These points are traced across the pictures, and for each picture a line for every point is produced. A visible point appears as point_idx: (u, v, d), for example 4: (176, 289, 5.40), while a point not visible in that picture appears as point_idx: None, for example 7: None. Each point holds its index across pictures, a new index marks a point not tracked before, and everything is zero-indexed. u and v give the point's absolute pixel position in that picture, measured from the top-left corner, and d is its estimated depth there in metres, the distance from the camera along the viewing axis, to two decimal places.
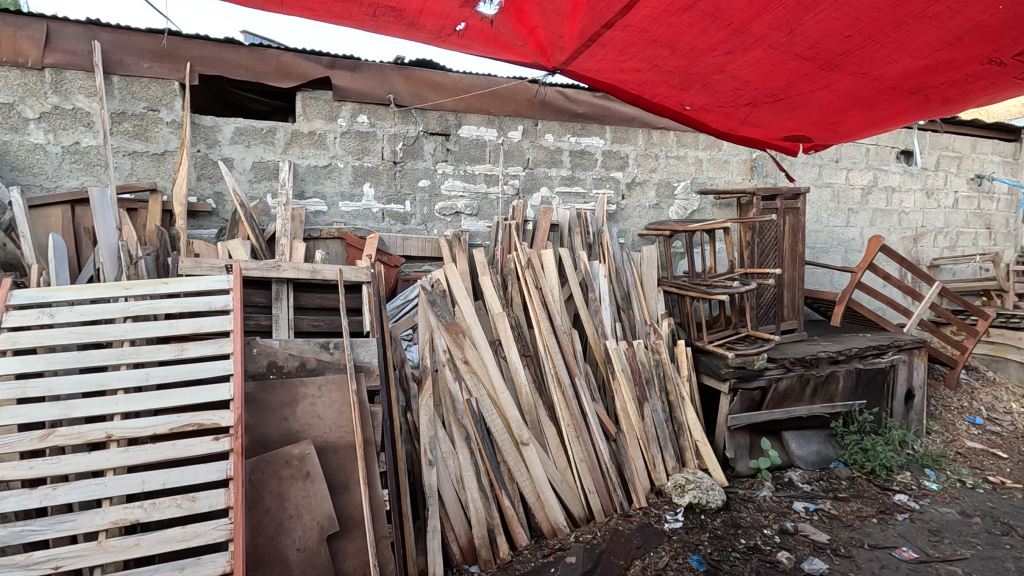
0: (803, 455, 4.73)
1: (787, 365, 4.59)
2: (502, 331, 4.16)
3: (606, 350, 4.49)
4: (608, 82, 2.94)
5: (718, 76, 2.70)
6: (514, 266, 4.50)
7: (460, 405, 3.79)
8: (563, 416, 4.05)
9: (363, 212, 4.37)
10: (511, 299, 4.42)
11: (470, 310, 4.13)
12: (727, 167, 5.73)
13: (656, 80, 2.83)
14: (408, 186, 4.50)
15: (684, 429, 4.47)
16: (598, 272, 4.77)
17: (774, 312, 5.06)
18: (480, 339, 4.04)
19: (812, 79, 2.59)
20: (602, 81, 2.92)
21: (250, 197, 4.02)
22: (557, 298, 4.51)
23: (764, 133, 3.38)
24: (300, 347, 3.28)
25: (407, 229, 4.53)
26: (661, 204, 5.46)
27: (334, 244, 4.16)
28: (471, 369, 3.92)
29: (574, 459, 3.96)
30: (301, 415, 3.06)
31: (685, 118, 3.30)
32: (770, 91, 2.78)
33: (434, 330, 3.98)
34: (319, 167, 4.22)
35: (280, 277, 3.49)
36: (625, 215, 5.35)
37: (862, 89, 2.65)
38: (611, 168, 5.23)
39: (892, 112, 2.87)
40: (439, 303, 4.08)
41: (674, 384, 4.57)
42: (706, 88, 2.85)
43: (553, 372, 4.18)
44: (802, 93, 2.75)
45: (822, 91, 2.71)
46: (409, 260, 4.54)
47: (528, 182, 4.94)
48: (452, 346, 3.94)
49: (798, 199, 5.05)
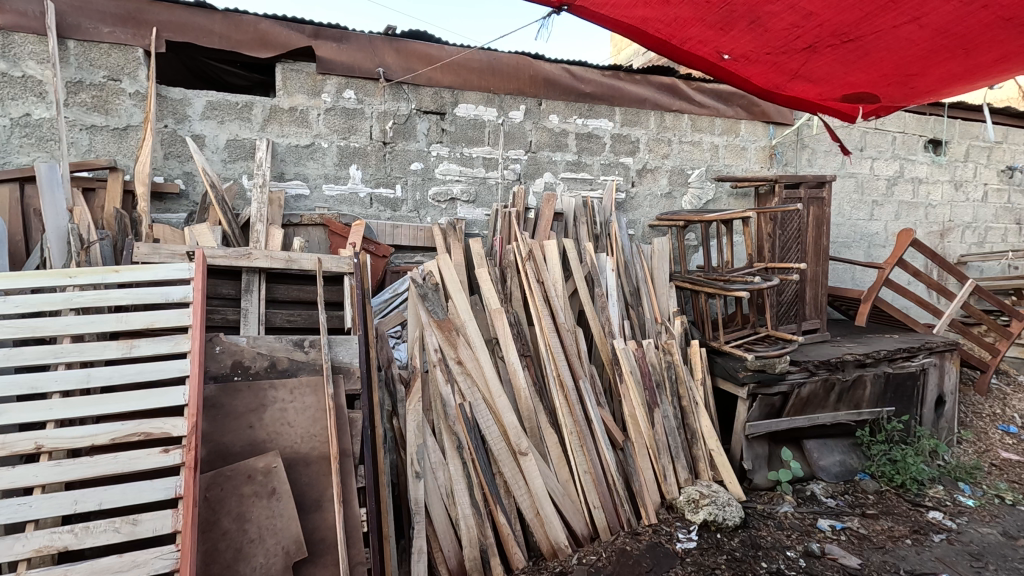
0: (826, 466, 4.35)
1: (811, 368, 4.19)
2: (500, 329, 3.79)
3: (613, 350, 4.13)
4: (639, 30, 2.61)
5: (772, 7, 2.38)
6: (513, 258, 4.13)
7: (451, 410, 3.44)
8: (566, 423, 3.69)
9: (349, 197, 3.99)
10: (510, 293, 4.06)
11: (465, 305, 3.77)
12: (744, 154, 5.32)
13: (691, 19, 2.50)
14: (398, 169, 4.12)
15: (697, 437, 4.11)
16: (605, 265, 4.40)
17: (795, 311, 4.67)
18: (476, 337, 3.69)
19: (903, 4, 2.28)
20: (631, 28, 2.59)
21: (223, 178, 3.65)
22: (560, 293, 4.14)
23: (817, 89, 3.10)
24: (270, 345, 2.93)
25: (397, 216, 4.15)
26: (673, 193, 5.07)
27: (316, 231, 3.80)
28: (465, 370, 3.57)
29: (578, 471, 3.60)
30: (268, 423, 2.70)
31: (728, 72, 3.01)
32: (838, 27, 2.49)
33: (425, 327, 3.63)
34: (301, 147, 3.84)
35: (250, 266, 3.12)
36: (635, 204, 4.95)
37: (960, 20, 2.34)
38: (620, 153, 4.84)
39: (983, 56, 2.59)
40: (431, 298, 3.72)
41: (687, 388, 4.21)
42: (753, 25, 2.53)
43: (555, 374, 3.81)
44: (882, 26, 2.44)
45: (908, 24, 2.40)
46: (398, 250, 4.16)
47: (529, 166, 4.53)
48: (444, 345, 3.59)
49: (824, 187, 4.64)
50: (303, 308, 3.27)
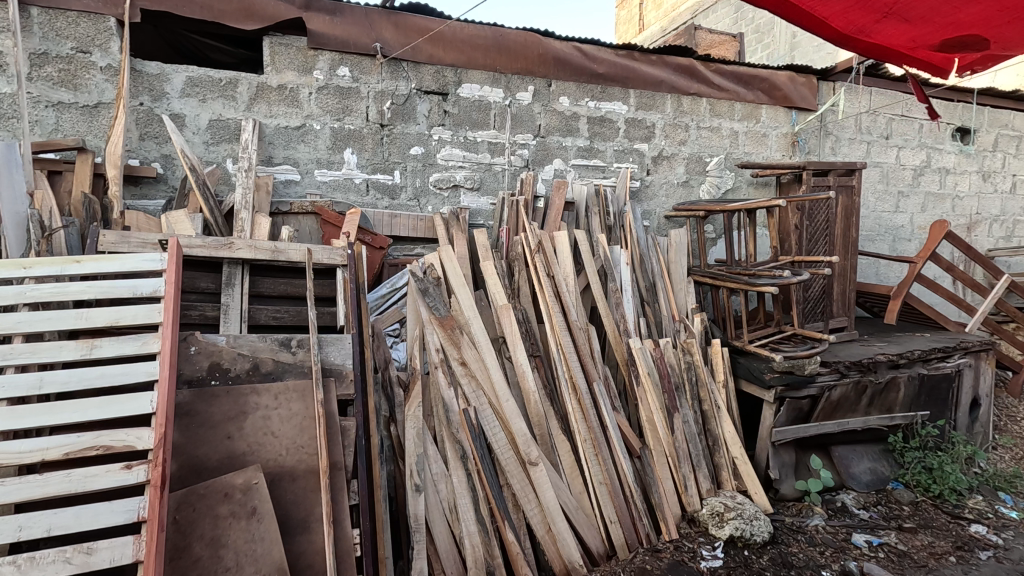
0: (856, 474, 4.05)
1: (842, 370, 3.89)
2: (508, 327, 3.49)
3: (629, 350, 3.84)
4: None
5: None
6: (521, 250, 3.82)
7: (455, 417, 3.14)
8: (580, 430, 3.39)
9: (344, 183, 3.68)
10: (518, 288, 3.76)
11: (470, 301, 3.47)
12: (765, 141, 5.00)
13: None
14: (397, 154, 3.80)
15: (719, 444, 3.81)
16: (620, 258, 4.13)
17: (822, 308, 4.36)
18: (482, 335, 3.38)
19: None
20: None
21: (205, 161, 3.34)
22: (572, 288, 3.84)
23: (908, 28, 3.00)
24: (253, 345, 2.62)
25: (396, 204, 3.83)
26: (691, 181, 4.75)
27: (308, 220, 3.49)
28: (470, 372, 3.27)
29: (593, 483, 3.30)
30: (249, 432, 2.40)
31: (815, 16, 2.93)
32: None
33: (427, 326, 3.34)
34: (291, 128, 3.52)
35: (232, 257, 2.81)
36: (650, 193, 4.63)
37: None
38: (634, 139, 4.52)
39: None
40: (432, 294, 3.42)
41: (708, 392, 3.90)
42: None
43: (567, 376, 3.51)
44: None
45: None
46: (396, 242, 3.85)
47: (538, 151, 4.21)
48: (447, 344, 3.29)
49: (854, 175, 4.30)
50: (291, 304, 2.96)
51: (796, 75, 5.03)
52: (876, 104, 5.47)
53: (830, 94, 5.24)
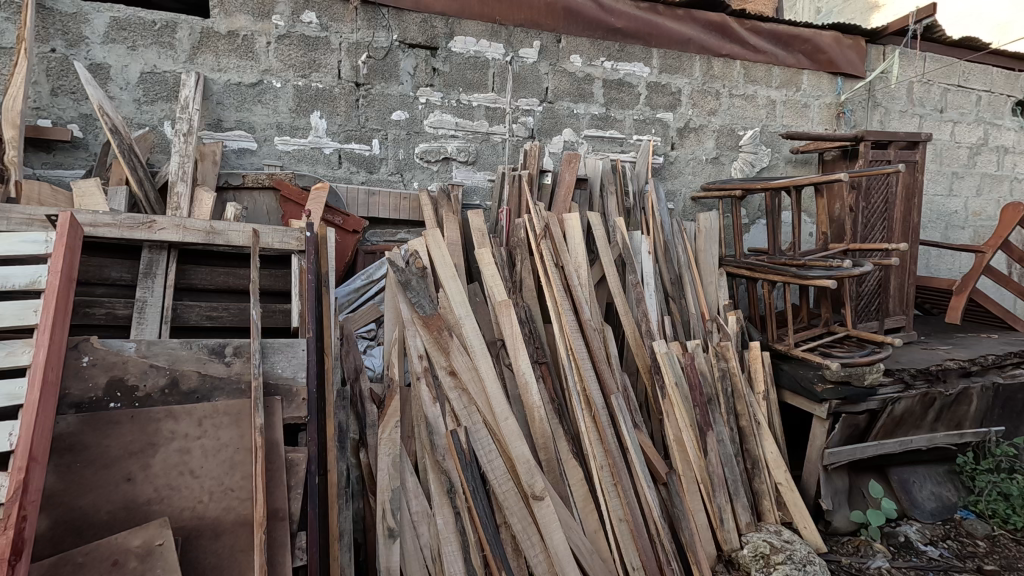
0: (919, 502, 3.42)
1: (907, 379, 3.27)
2: (508, 329, 2.88)
3: (652, 355, 3.24)
4: None
5: None
6: (524, 236, 3.19)
7: (441, 441, 2.54)
8: (594, 455, 2.78)
9: (310, 153, 3.05)
10: (520, 281, 3.14)
11: (462, 297, 2.85)
12: (806, 113, 4.34)
13: None
14: (376, 119, 3.17)
15: (760, 467, 3.20)
16: (641, 245, 3.53)
17: (877, 305, 3.72)
18: (478, 338, 2.76)
19: None
20: None
21: (136, 124, 2.72)
22: (585, 281, 3.22)
23: None
24: (173, 354, 2.01)
25: (374, 180, 3.20)
26: (721, 157, 4.10)
27: (264, 197, 2.88)
28: (461, 386, 2.66)
29: (611, 520, 2.69)
30: (159, 473, 1.80)
31: None
32: None
33: (409, 327, 2.75)
34: (244, 86, 2.89)
35: (153, 240, 2.19)
36: (676, 170, 3.98)
37: None
38: (657, 107, 3.87)
39: None
40: (415, 288, 2.80)
41: (747, 405, 3.28)
42: None
43: (580, 388, 2.89)
44: None
45: None
46: (373, 225, 3.21)
47: (545, 119, 3.56)
48: (433, 350, 2.70)
49: (918, 148, 3.68)
50: (232, 301, 2.36)
51: (842, 36, 4.35)
52: (930, 73, 4.79)
53: (879, 60, 4.56)
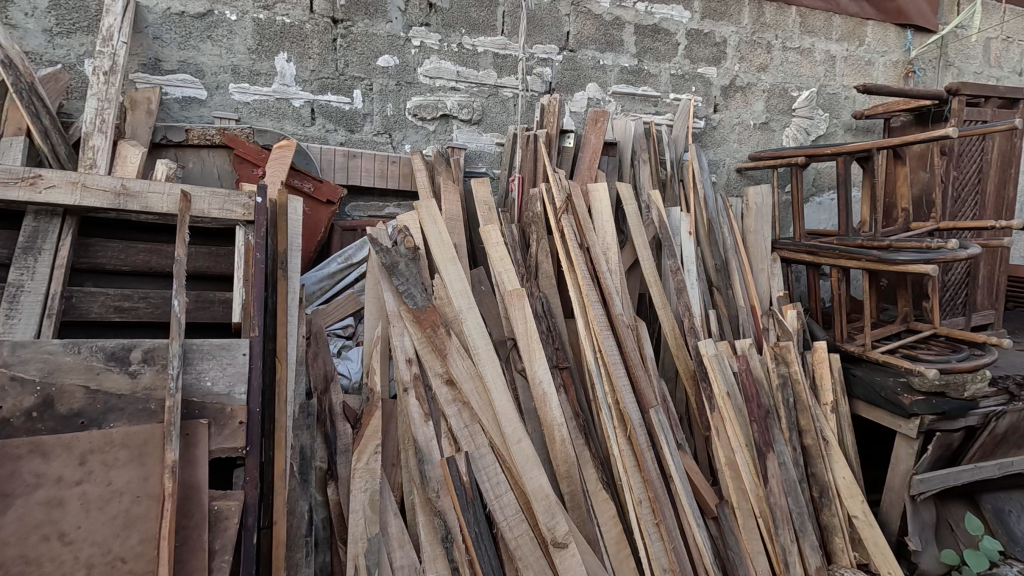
0: (1020, 538, 2.76)
1: (1013, 390, 2.66)
2: (520, 326, 2.29)
3: (696, 358, 2.65)
4: None
5: None
6: (541, 211, 2.59)
7: (434, 471, 1.96)
8: (630, 487, 2.18)
9: (275, 106, 2.44)
10: (535, 266, 2.54)
11: (464, 286, 2.25)
12: (869, 73, 3.69)
13: None
14: (358, 65, 2.56)
15: (830, 497, 2.59)
16: (680, 224, 2.93)
17: (964, 298, 3.09)
18: (485, 339, 2.17)
19: None
20: None
21: (47, 61, 2.14)
22: (616, 267, 2.61)
23: None
24: (50, 361, 1.42)
25: (356, 141, 2.60)
26: (772, 123, 3.46)
27: (212, 157, 2.28)
28: (462, 398, 2.09)
29: (652, 570, 2.09)
30: (10, 540, 1.24)
31: None
32: None
33: (395, 322, 2.16)
34: (189, 17, 2.28)
35: (41, 203, 1.63)
36: (719, 137, 3.35)
37: None
38: (698, 60, 3.24)
39: None
40: (403, 273, 2.21)
41: (813, 419, 2.68)
42: None
43: (611, 400, 2.30)
44: None
45: None
46: (353, 196, 2.60)
47: (565, 71, 2.95)
48: (426, 353, 2.12)
49: (1018, 107, 3.04)
50: (152, 287, 1.80)
51: None
52: (1010, 28, 4.10)
53: (954, 13, 3.86)
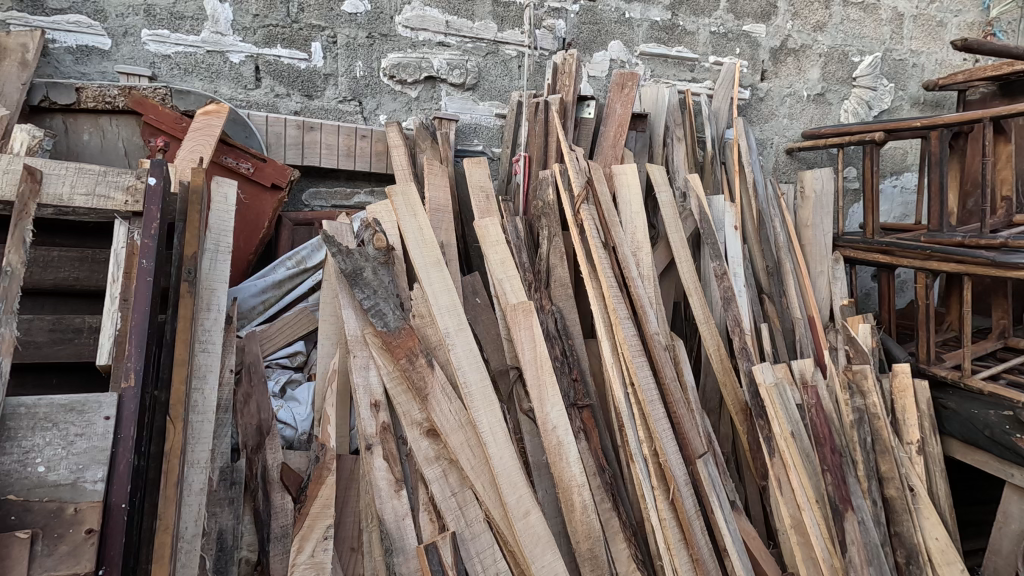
0: None
1: None
2: (526, 353, 1.72)
3: (749, 389, 2.10)
4: None
5: None
6: (553, 199, 2.02)
7: (407, 564, 1.42)
8: (676, 571, 1.61)
9: (206, 61, 1.86)
10: (547, 271, 1.97)
11: (452, 300, 1.68)
12: (944, 35, 3.06)
13: None
14: (317, 9, 1.97)
15: (925, 565, 2.00)
16: (725, 216, 2.36)
17: None
18: (480, 372, 1.61)
19: None
20: None
21: None
22: (649, 271, 2.04)
23: None
24: None
25: (316, 110, 2.01)
26: (828, 94, 2.87)
27: (118, 127, 1.70)
28: (449, 455, 1.53)
29: None
30: None
31: None
32: None
33: (359, 351, 1.60)
34: None
35: None
36: (766, 111, 2.77)
37: None
38: (743, 15, 2.64)
39: None
40: (369, 283, 1.64)
41: (896, 464, 2.11)
42: None
43: (648, 449, 1.74)
44: None
45: None
46: (312, 181, 2.03)
47: (583, 25, 2.37)
48: (401, 392, 1.57)
49: None
50: None
51: None
52: None
53: None
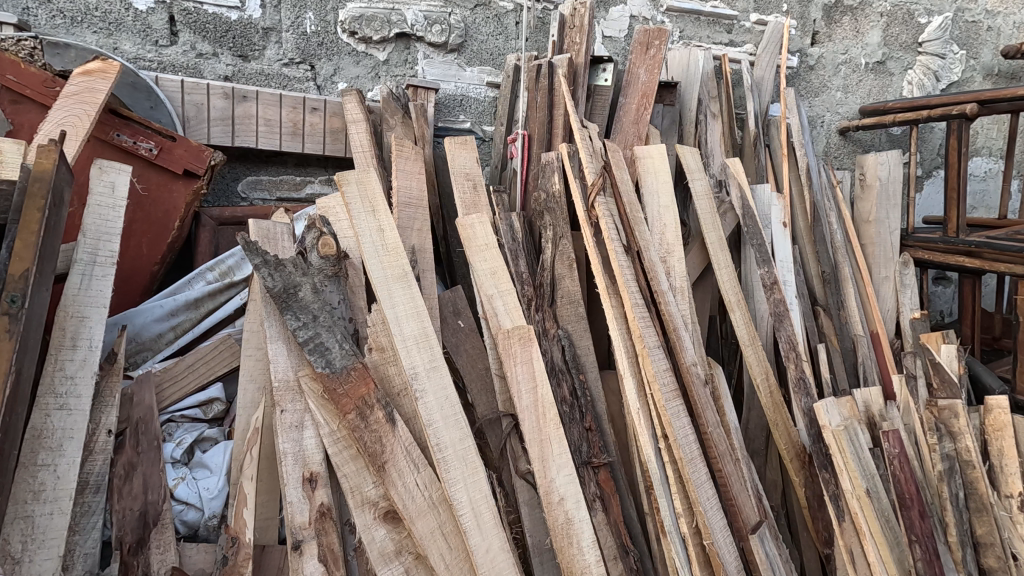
0: None
1: None
2: (524, 398, 1.29)
3: (809, 431, 1.65)
4: None
5: None
6: (559, 189, 1.57)
7: None
8: None
9: (104, 8, 1.42)
10: (552, 282, 1.51)
11: (423, 327, 1.25)
12: None
13: None
14: None
15: None
16: (772, 210, 1.90)
17: None
18: (460, 428, 1.19)
19: None
20: None
21: None
22: (683, 283, 1.57)
23: None
24: None
25: (253, 75, 1.56)
26: (889, 62, 2.38)
27: None
28: (414, 548, 1.10)
29: None
30: None
31: None
32: None
33: (287, 402, 1.15)
34: None
35: None
36: (817, 82, 2.32)
37: None
38: None
39: None
40: (308, 305, 1.20)
41: (998, 527, 1.65)
42: None
43: (688, 526, 1.29)
44: None
45: None
46: (249, 168, 1.58)
47: None
48: (350, 459, 1.14)
49: None
50: None
51: None
52: None
53: None
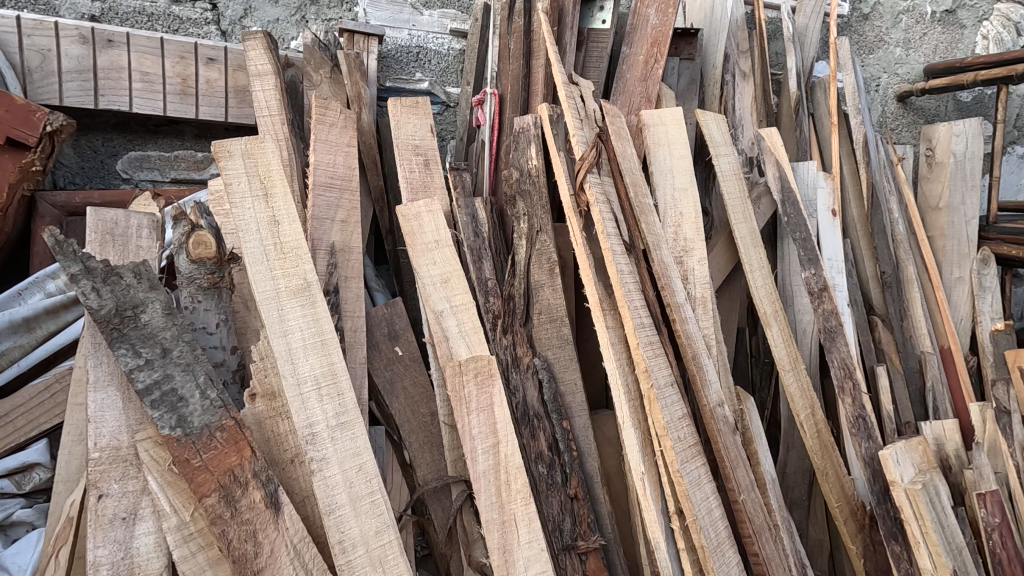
0: None
1: None
2: (479, 462, 0.90)
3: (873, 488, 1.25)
4: None
5: None
6: (538, 167, 1.18)
7: None
8: None
9: None
10: (527, 292, 1.12)
11: (330, 362, 0.87)
12: None
13: None
14: None
15: None
16: (820, 195, 1.48)
17: None
18: (376, 515, 0.80)
19: None
20: None
21: None
22: (705, 292, 1.17)
23: None
24: None
25: (133, 14, 1.30)
26: (962, 10, 1.92)
27: None
28: None
29: None
30: None
31: None
32: None
33: (112, 480, 0.78)
34: None
35: None
36: (871, 35, 1.89)
37: None
38: None
39: None
40: (155, 334, 0.82)
41: None
42: None
43: None
44: None
45: None
46: (133, 142, 1.34)
47: None
48: (208, 566, 0.75)
49: None
50: None
51: None
52: None
53: None
